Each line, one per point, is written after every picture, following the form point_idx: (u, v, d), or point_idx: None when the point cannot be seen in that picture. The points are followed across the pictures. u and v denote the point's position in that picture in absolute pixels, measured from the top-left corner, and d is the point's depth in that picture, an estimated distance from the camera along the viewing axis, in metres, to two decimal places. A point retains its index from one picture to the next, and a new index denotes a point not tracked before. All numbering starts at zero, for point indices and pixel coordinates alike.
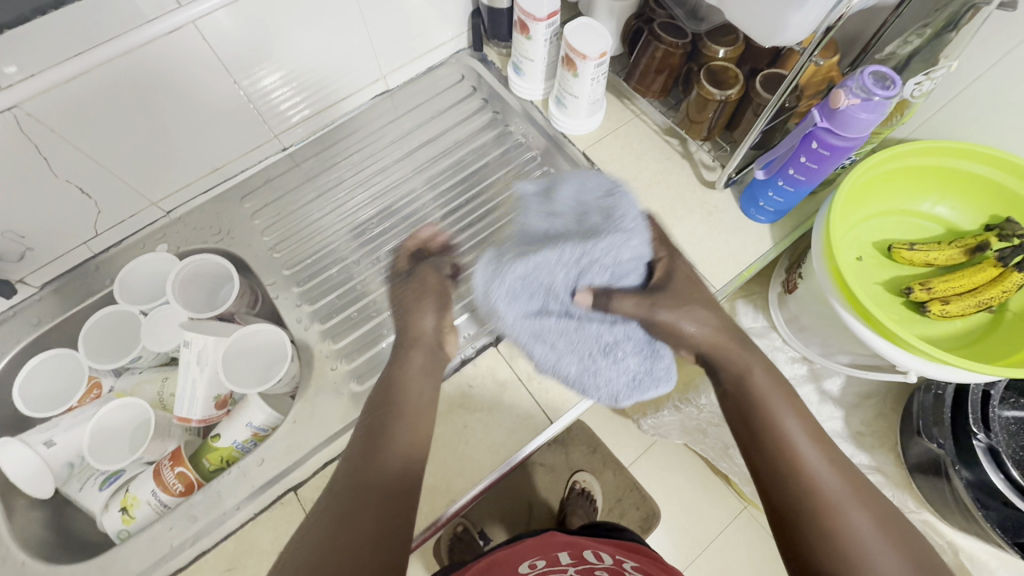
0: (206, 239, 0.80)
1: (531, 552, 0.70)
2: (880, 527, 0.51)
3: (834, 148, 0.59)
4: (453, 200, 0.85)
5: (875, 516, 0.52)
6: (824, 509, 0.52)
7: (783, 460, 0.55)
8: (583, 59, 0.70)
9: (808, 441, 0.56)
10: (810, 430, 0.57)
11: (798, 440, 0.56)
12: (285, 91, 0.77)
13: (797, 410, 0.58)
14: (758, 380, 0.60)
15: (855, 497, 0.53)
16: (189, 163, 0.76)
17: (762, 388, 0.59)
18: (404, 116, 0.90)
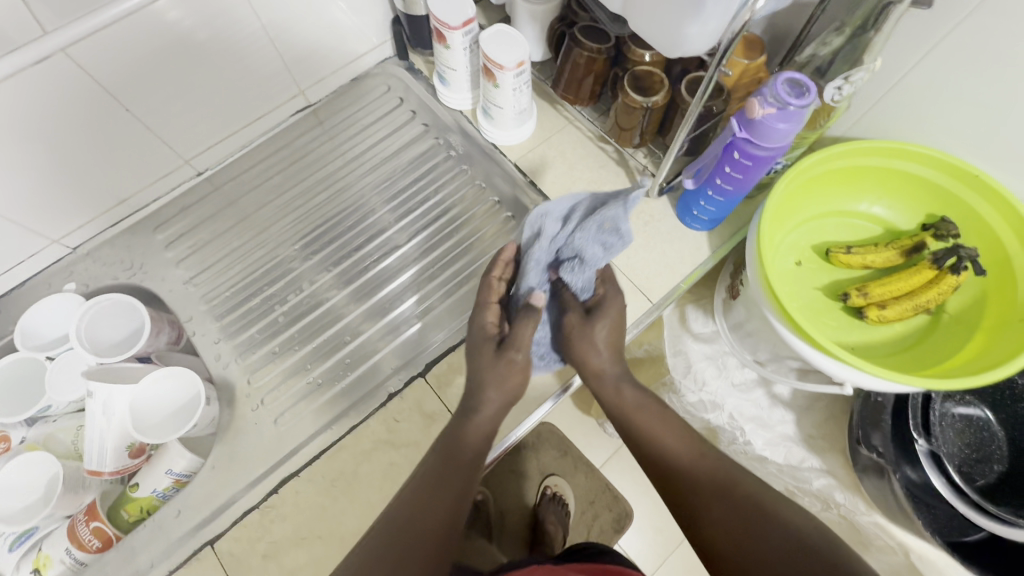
0: (117, 274, 0.75)
1: None
2: (764, 509, 0.52)
3: (756, 158, 0.56)
4: (383, 220, 0.81)
5: (760, 498, 0.53)
6: (706, 510, 0.53)
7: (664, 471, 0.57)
8: (501, 69, 0.67)
9: (676, 440, 0.58)
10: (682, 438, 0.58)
11: (670, 444, 0.57)
12: (231, 87, 0.74)
13: (657, 413, 0.59)
14: (620, 397, 0.59)
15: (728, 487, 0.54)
16: (91, 195, 0.71)
17: (627, 399, 0.59)
18: (329, 132, 0.86)
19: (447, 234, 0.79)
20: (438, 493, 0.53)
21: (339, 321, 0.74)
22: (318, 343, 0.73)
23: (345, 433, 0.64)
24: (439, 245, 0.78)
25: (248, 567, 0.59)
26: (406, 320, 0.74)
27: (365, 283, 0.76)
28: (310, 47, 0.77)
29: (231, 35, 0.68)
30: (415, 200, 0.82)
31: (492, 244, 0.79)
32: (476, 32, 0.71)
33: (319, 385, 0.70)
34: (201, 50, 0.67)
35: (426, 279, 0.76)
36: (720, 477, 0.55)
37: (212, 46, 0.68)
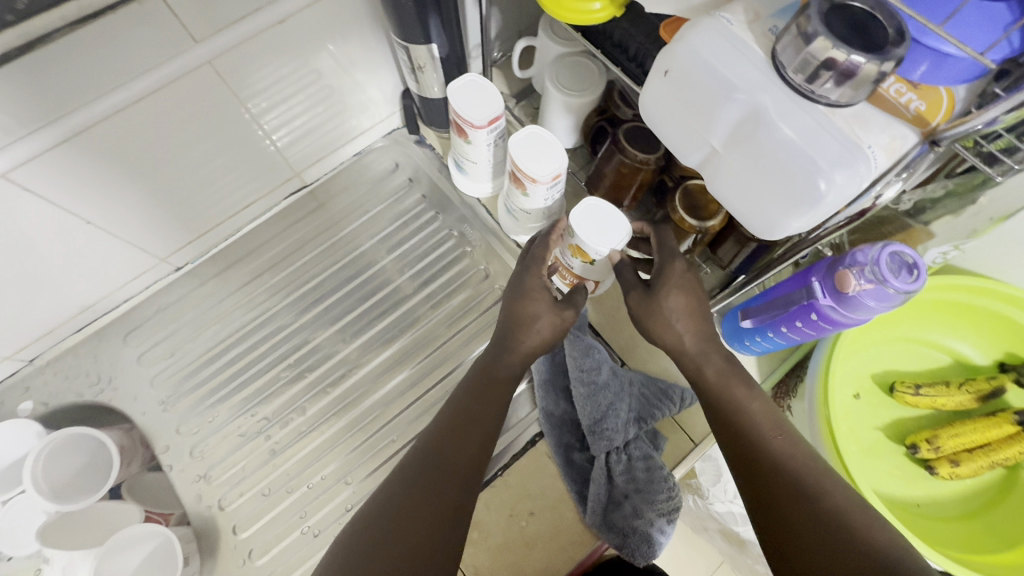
0: (81, 390, 0.65)
1: None
2: (859, 506, 0.40)
3: (837, 324, 0.48)
4: (389, 325, 0.71)
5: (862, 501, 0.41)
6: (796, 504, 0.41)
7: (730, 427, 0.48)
8: (532, 182, 0.57)
9: (772, 429, 0.46)
10: (772, 421, 0.47)
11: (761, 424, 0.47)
12: (205, 176, 0.62)
13: (754, 392, 0.49)
14: (711, 374, 0.50)
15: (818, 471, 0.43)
16: (50, 307, 0.61)
17: (717, 380, 0.50)
18: (329, 214, 0.75)
19: (459, 344, 0.70)
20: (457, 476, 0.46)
21: (339, 454, 0.64)
22: (315, 482, 0.63)
23: None
24: (450, 359, 0.69)
25: None
26: None
27: (368, 406, 0.67)
28: (306, 129, 0.67)
29: (201, 137, 0.57)
30: (424, 300, 0.72)
31: None
32: (501, 128, 0.61)
33: (314, 537, 0.60)
34: (153, 158, 0.55)
35: (437, 402, 0.67)
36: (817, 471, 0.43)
37: (159, 163, 0.56)
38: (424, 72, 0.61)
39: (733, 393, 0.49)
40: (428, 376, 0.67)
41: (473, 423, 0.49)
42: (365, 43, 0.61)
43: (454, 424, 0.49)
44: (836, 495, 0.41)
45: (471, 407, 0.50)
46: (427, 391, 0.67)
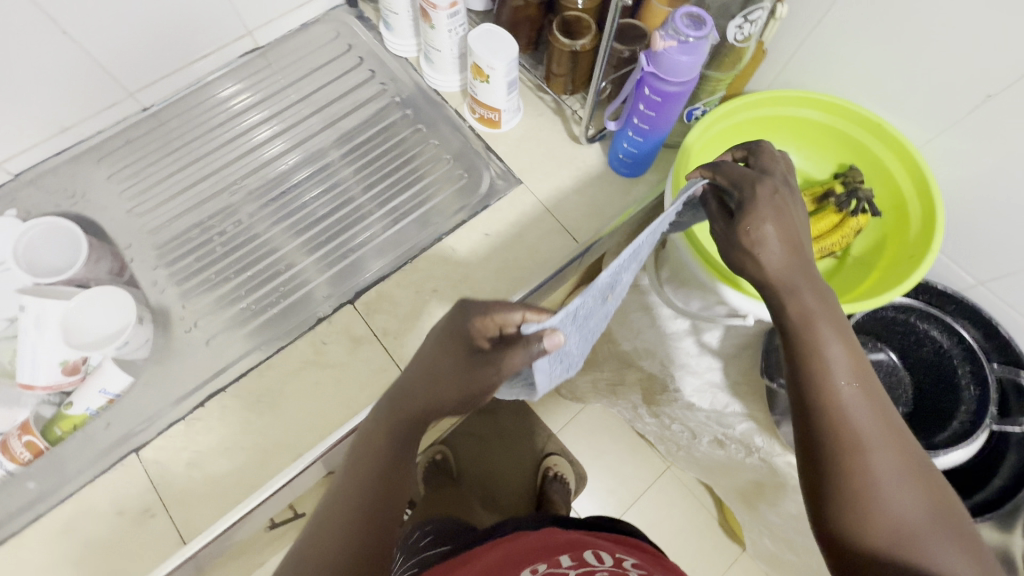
0: (59, 203, 0.77)
1: (531, 557, 0.65)
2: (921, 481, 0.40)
3: (666, 95, 0.59)
4: (327, 160, 0.82)
5: (923, 479, 0.40)
6: (861, 461, 0.40)
7: (812, 370, 0.44)
8: (434, 8, 0.69)
9: (855, 382, 0.43)
10: (858, 369, 0.44)
11: (845, 369, 0.43)
12: (170, 13, 0.74)
13: (845, 334, 0.44)
14: (794, 306, 0.45)
15: (891, 439, 0.41)
16: (31, 119, 0.72)
17: (800, 311, 0.45)
18: (277, 73, 0.87)
19: (387, 176, 0.81)
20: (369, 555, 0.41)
21: (276, 253, 0.75)
22: (256, 271, 0.74)
23: (272, 352, 0.67)
24: (378, 185, 0.80)
25: (172, 474, 0.61)
26: (342, 254, 0.75)
27: (305, 219, 0.78)
28: None
29: None
30: (359, 142, 0.83)
31: (431, 185, 0.80)
32: None
33: (253, 311, 0.71)
34: None
35: (365, 217, 0.78)
36: (903, 452, 0.41)
37: None
38: None
39: (820, 330, 0.44)
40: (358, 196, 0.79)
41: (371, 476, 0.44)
42: None
43: (342, 504, 0.42)
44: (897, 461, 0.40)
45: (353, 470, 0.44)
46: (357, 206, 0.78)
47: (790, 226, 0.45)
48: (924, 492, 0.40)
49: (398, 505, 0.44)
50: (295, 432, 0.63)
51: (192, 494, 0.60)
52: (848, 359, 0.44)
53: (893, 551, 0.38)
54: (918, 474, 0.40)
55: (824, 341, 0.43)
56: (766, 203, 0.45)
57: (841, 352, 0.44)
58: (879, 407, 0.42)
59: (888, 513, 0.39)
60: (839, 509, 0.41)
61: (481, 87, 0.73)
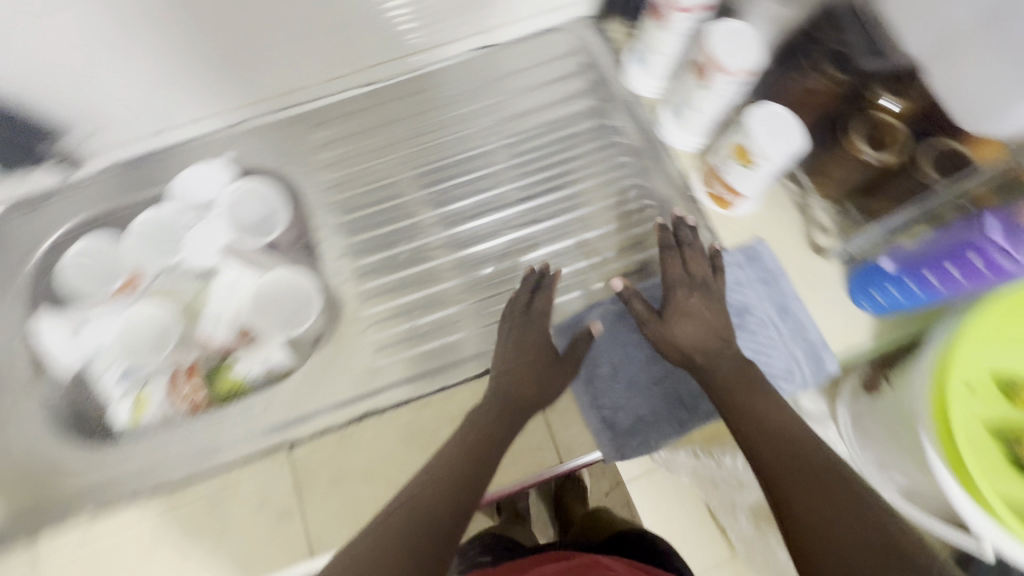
0: (268, 160, 0.77)
1: None
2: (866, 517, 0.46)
3: (996, 268, 0.52)
4: (524, 190, 0.76)
5: (875, 518, 0.46)
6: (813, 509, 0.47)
7: (751, 427, 0.54)
8: (719, 71, 0.61)
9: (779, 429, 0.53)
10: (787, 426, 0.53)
11: (776, 421, 0.54)
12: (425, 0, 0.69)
13: (769, 396, 0.56)
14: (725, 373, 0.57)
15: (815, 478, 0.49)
16: (268, 76, 0.72)
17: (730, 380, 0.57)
18: (501, 76, 0.81)
19: (582, 228, 0.74)
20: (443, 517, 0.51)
21: (457, 276, 0.72)
22: (434, 292, 0.71)
23: (433, 391, 0.64)
24: (568, 235, 0.73)
25: (315, 482, 0.61)
26: None
27: (491, 247, 0.73)
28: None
29: None
30: (561, 180, 0.76)
31: (627, 253, 0.72)
32: (699, 20, 0.65)
33: (421, 333, 0.69)
34: None
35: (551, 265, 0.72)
36: (832, 490, 0.48)
37: None
38: None
39: (755, 396, 0.55)
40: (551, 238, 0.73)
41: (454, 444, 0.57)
42: None
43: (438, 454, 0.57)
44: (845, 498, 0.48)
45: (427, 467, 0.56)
46: (547, 250, 0.73)
47: (712, 304, 0.61)
48: (847, 495, 0.48)
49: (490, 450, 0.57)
50: None
51: (328, 511, 0.60)
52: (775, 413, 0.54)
53: (828, 543, 0.45)
54: (856, 497, 0.48)
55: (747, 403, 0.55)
56: (700, 271, 0.63)
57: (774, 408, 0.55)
58: (806, 455, 0.51)
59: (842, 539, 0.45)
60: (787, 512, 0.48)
61: (733, 168, 0.64)
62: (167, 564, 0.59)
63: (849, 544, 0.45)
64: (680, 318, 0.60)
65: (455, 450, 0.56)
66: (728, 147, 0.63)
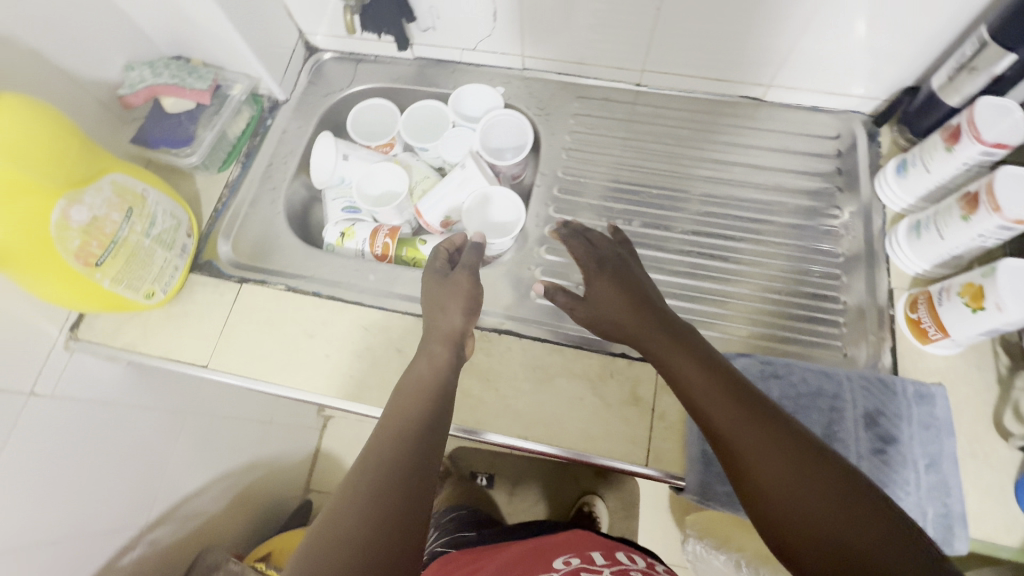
0: (529, 106, 0.90)
1: (564, 549, 0.65)
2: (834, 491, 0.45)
3: None
4: (725, 230, 0.80)
5: (846, 490, 0.45)
6: (781, 485, 0.47)
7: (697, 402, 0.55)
8: (991, 211, 0.59)
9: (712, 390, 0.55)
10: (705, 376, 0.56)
11: (699, 382, 0.56)
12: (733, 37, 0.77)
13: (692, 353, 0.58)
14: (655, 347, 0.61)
15: (783, 451, 0.49)
16: (571, 43, 0.84)
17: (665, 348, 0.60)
18: (753, 129, 0.86)
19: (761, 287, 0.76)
20: (429, 427, 0.56)
21: None
22: None
23: (569, 345, 0.70)
24: (746, 286, 0.76)
25: None
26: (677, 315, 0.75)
27: (672, 261, 0.79)
28: (814, 59, 0.78)
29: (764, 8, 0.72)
30: (763, 238, 0.79)
31: (795, 330, 0.73)
32: (993, 158, 0.64)
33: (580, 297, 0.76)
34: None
35: (718, 304, 0.75)
36: (796, 454, 0.48)
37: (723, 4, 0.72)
38: (969, 75, 0.66)
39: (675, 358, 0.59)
40: (728, 282, 0.76)
41: (408, 389, 0.61)
42: (930, 29, 0.69)
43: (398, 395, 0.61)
44: (813, 471, 0.47)
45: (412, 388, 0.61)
46: (721, 289, 0.76)
47: (599, 278, 0.67)
48: (797, 456, 0.48)
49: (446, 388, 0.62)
50: (536, 414, 0.66)
51: None
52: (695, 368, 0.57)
53: (806, 524, 0.45)
54: (756, 424, 0.51)
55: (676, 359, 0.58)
56: (609, 245, 0.71)
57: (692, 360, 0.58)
58: (752, 415, 0.52)
59: (812, 510, 0.45)
60: (757, 495, 0.48)
61: (956, 305, 0.62)
62: (316, 355, 0.71)
63: (819, 520, 0.44)
64: (594, 299, 0.66)
65: (415, 396, 0.60)
66: (963, 284, 0.61)
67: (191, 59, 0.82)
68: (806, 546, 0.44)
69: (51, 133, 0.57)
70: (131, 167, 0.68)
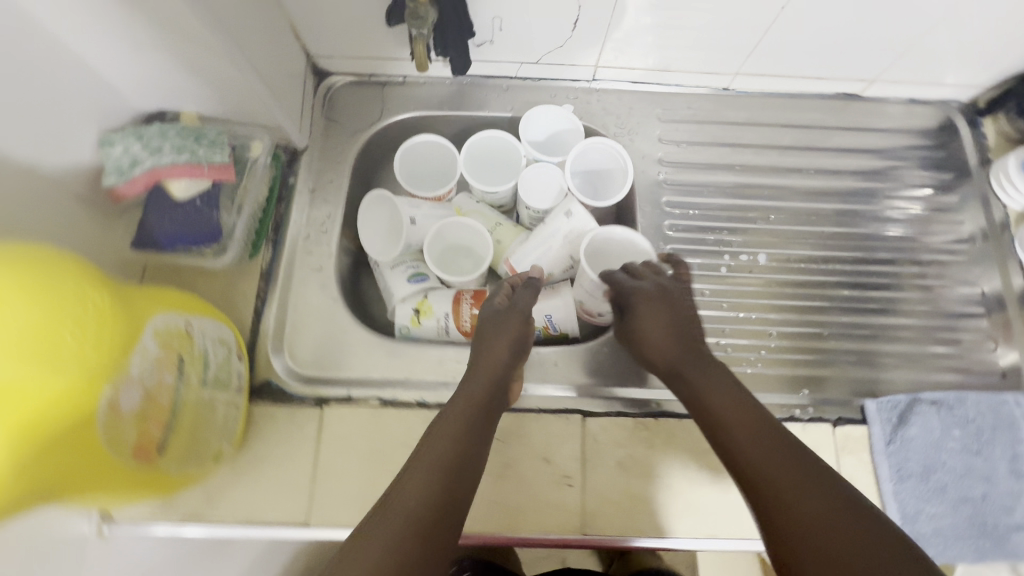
0: (606, 125, 0.77)
1: None
2: (828, 510, 0.42)
3: None
4: (842, 250, 0.75)
5: (832, 521, 0.41)
6: (773, 504, 0.44)
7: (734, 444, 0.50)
8: None
9: (749, 436, 0.49)
10: (740, 415, 0.51)
11: (735, 421, 0.51)
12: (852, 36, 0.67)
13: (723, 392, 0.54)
14: (691, 382, 0.55)
15: (816, 484, 0.44)
16: (658, 50, 0.71)
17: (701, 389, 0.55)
18: (850, 129, 0.79)
19: (892, 312, 0.73)
20: (459, 465, 0.48)
21: (762, 309, 0.71)
22: (741, 316, 0.71)
23: None
24: (878, 310, 0.72)
25: (602, 459, 0.61)
26: (822, 355, 0.69)
27: (801, 294, 0.72)
28: (928, 53, 0.70)
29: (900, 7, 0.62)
30: (883, 257, 0.75)
31: (936, 352, 0.70)
32: None
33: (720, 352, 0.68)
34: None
35: (857, 335, 0.70)
36: (821, 482, 0.44)
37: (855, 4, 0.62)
38: None
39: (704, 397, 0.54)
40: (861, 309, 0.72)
41: (437, 429, 0.51)
42: None
43: (429, 433, 0.51)
44: (816, 496, 0.43)
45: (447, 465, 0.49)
46: (856, 317, 0.71)
47: (642, 311, 0.62)
48: (809, 471, 0.45)
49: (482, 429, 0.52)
50: (721, 508, 0.59)
51: (608, 492, 0.59)
52: (722, 404, 0.52)
53: (781, 509, 0.43)
54: (768, 447, 0.47)
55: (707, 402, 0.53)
56: (654, 283, 0.63)
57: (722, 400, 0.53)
58: (792, 455, 0.47)
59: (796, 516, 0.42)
60: (766, 513, 0.44)
61: None
62: None
63: (800, 503, 0.43)
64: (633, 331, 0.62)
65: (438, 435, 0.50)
66: None
67: (182, 112, 0.60)
68: (784, 524, 0.42)
69: (76, 297, 0.38)
70: (161, 294, 0.49)
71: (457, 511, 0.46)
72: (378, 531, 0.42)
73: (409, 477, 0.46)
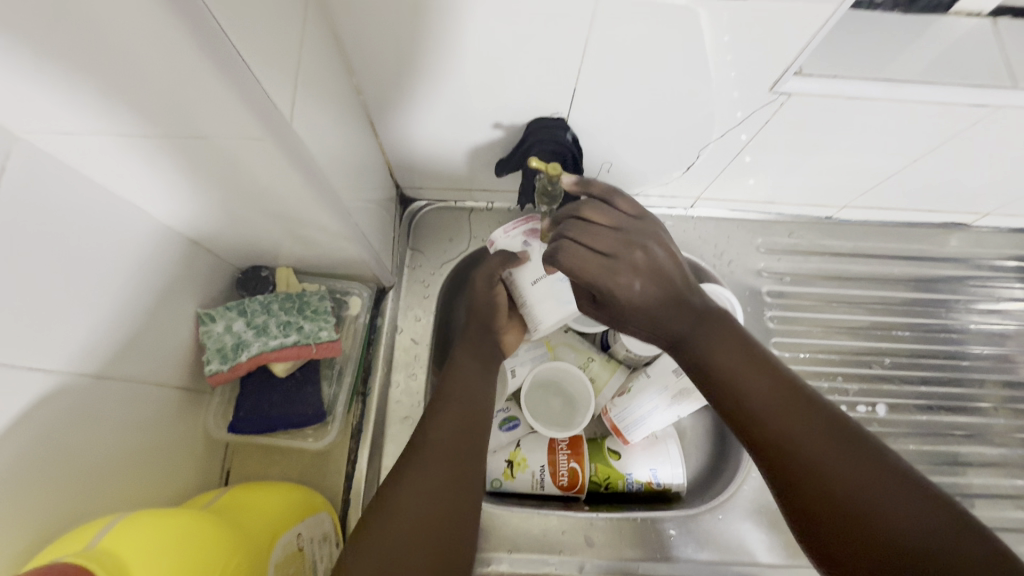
0: (705, 255, 0.73)
1: None
2: (875, 488, 0.35)
3: None
4: (955, 396, 0.71)
5: (890, 495, 0.35)
6: (818, 491, 0.37)
7: (740, 395, 0.41)
8: None
9: (754, 372, 0.42)
10: (745, 356, 0.43)
11: (736, 364, 0.43)
12: (981, 183, 0.63)
13: (720, 327, 0.45)
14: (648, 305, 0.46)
15: (844, 452, 0.37)
16: (768, 188, 0.67)
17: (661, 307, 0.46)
18: (956, 260, 0.75)
19: (1013, 467, 0.68)
20: (462, 439, 0.49)
21: None
22: None
23: None
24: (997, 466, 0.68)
25: None
26: None
27: (916, 447, 0.68)
28: None
29: None
30: (998, 404, 0.71)
31: None
32: None
33: None
34: (1003, 159, 0.58)
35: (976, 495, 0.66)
36: (848, 443, 0.38)
37: (994, 162, 0.58)
38: None
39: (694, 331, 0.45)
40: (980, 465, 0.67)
41: (451, 404, 0.51)
42: None
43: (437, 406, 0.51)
44: (852, 475, 0.36)
45: (466, 436, 0.49)
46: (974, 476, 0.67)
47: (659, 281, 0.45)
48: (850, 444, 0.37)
49: (481, 409, 0.52)
50: None
51: None
52: (725, 351, 0.44)
53: (831, 501, 0.36)
54: (791, 403, 0.40)
55: (707, 347, 0.44)
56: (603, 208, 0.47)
57: (723, 345, 0.44)
58: (811, 409, 0.39)
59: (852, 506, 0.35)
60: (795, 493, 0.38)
61: None
62: None
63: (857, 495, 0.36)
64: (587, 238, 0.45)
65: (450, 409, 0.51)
66: None
67: (278, 268, 0.56)
68: (822, 509, 0.36)
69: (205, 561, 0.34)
70: (260, 505, 0.45)
71: (474, 513, 0.45)
72: (392, 532, 0.41)
73: (419, 462, 0.46)
